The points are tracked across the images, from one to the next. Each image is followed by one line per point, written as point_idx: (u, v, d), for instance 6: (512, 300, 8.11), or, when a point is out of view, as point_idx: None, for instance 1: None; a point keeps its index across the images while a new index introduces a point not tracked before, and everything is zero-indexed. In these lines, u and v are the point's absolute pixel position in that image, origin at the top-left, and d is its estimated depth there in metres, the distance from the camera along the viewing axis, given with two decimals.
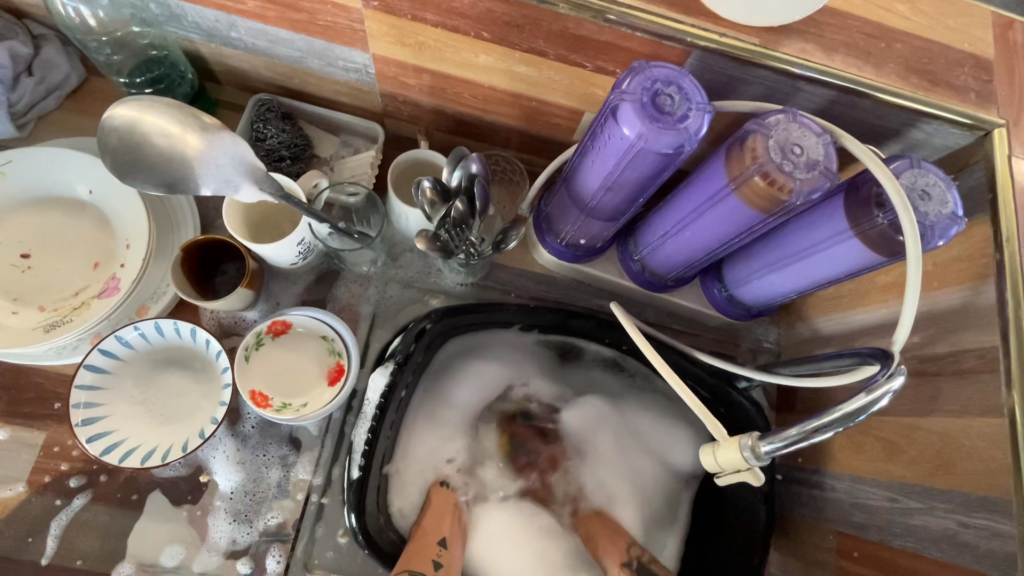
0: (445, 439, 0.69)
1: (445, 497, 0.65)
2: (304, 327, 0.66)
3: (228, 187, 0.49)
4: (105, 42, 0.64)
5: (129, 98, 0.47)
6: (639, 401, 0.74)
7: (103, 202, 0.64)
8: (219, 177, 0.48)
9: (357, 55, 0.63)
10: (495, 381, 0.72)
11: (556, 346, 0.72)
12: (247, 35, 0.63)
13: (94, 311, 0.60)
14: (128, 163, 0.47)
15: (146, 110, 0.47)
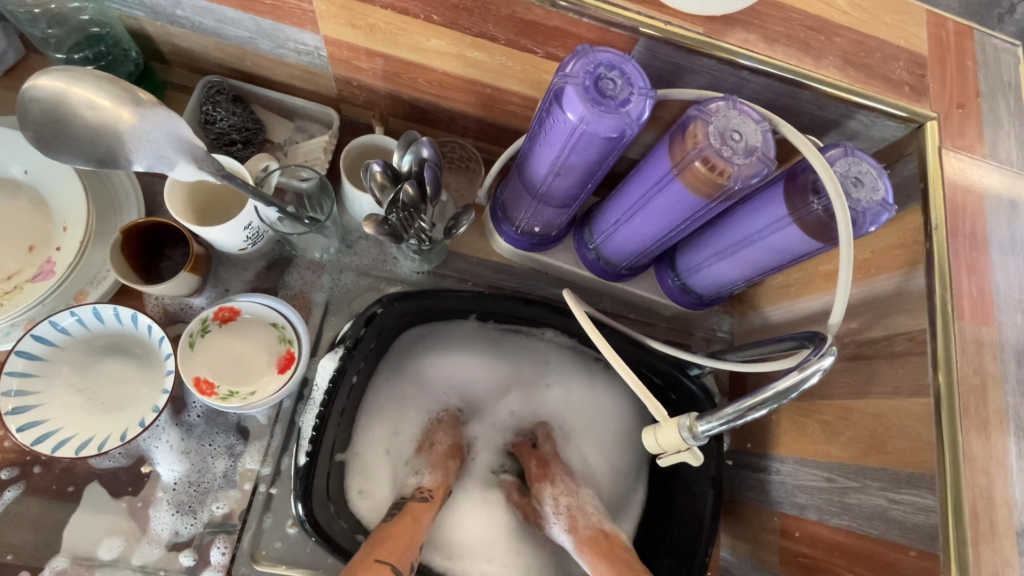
0: (408, 433, 0.70)
1: (441, 494, 0.64)
2: (253, 314, 0.65)
3: (165, 164, 0.48)
4: (38, 15, 0.61)
5: (55, 69, 0.45)
6: (592, 389, 0.75)
7: (39, 183, 0.62)
8: (153, 153, 0.47)
9: (308, 37, 0.62)
10: (458, 371, 0.73)
11: (513, 335, 0.74)
12: (194, 13, 0.61)
13: (27, 295, 0.58)
14: (56, 136, 0.46)
15: (75, 82, 0.46)
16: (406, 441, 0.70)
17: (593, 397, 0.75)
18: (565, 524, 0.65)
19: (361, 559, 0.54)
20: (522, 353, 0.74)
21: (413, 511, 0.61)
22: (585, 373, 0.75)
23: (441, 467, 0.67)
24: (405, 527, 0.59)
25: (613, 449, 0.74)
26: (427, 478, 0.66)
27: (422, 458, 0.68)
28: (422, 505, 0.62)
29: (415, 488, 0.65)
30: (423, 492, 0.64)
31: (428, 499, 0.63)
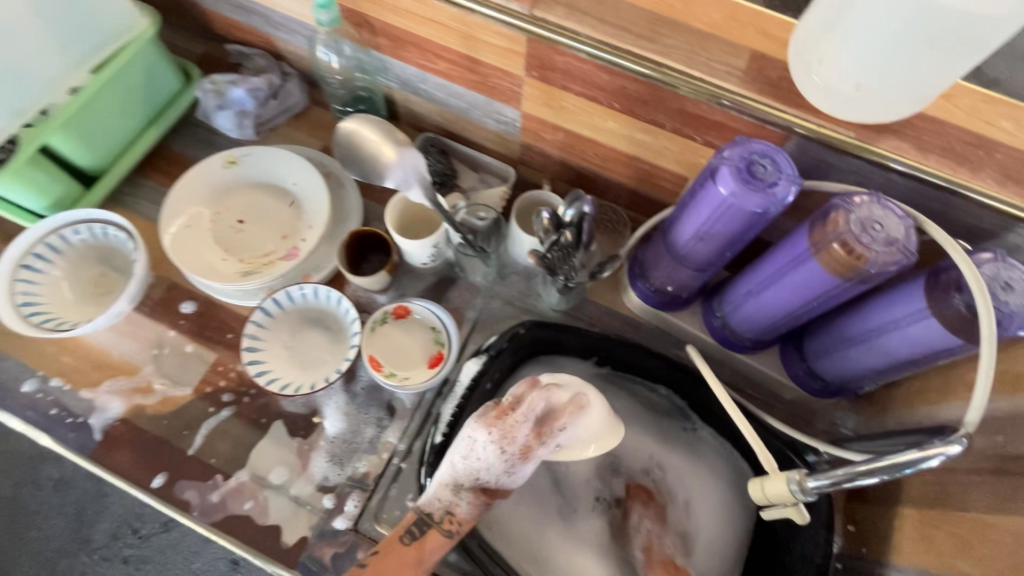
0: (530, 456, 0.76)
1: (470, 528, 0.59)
2: (420, 316, 0.80)
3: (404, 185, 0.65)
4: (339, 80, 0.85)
5: (351, 115, 0.65)
6: (695, 455, 0.77)
7: (301, 192, 0.84)
8: (400, 178, 0.65)
9: (510, 111, 0.79)
10: None
11: (625, 386, 0.80)
12: (432, 87, 0.83)
13: (279, 268, 0.78)
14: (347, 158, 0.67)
15: (360, 125, 0.65)
16: (461, 466, 0.59)
17: (693, 461, 0.77)
18: (640, 542, 0.72)
19: None
20: (629, 401, 0.80)
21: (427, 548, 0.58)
22: (689, 437, 0.78)
23: (478, 508, 0.60)
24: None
25: (713, 523, 0.75)
26: (463, 510, 0.59)
27: (468, 489, 0.59)
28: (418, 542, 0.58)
29: (444, 508, 0.60)
30: (444, 519, 0.59)
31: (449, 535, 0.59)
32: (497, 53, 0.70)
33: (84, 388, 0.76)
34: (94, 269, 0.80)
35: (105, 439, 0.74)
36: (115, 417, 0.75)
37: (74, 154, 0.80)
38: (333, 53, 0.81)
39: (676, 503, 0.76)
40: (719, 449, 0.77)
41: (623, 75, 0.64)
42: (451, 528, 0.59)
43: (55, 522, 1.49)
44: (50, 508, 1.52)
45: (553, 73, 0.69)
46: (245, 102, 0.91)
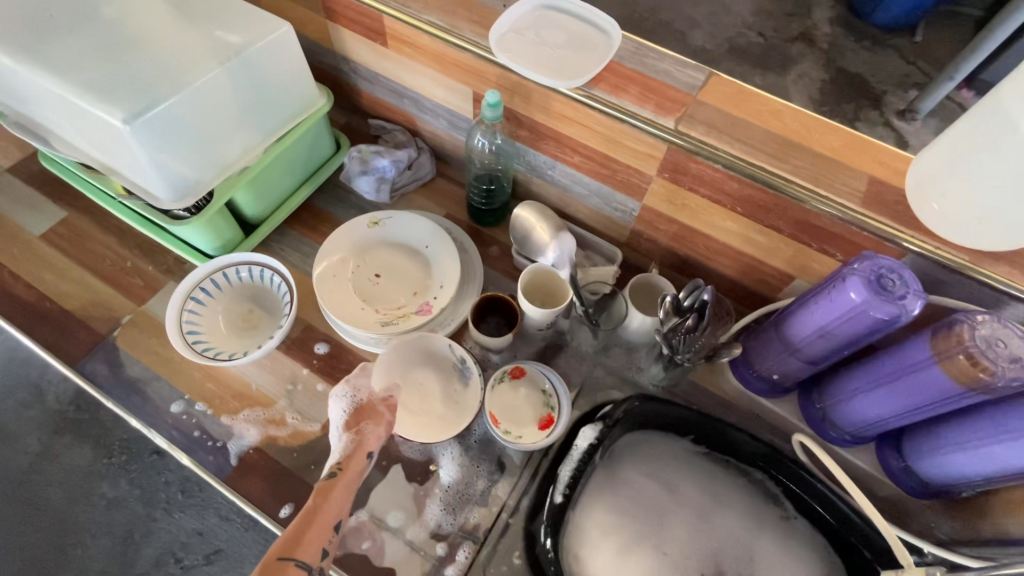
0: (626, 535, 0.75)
1: (355, 466, 0.72)
2: (533, 379, 0.86)
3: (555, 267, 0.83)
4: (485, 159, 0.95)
5: (521, 206, 0.85)
6: (784, 551, 0.77)
7: (432, 254, 0.94)
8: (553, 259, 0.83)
9: (631, 202, 0.89)
10: (663, 480, 0.81)
11: (714, 468, 0.84)
12: (559, 174, 0.93)
13: (413, 322, 0.86)
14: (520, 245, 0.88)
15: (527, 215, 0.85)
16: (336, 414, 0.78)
17: (784, 556, 0.76)
18: None
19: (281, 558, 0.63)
20: (719, 483, 0.82)
21: (322, 491, 0.69)
22: (776, 530, 0.78)
23: (352, 442, 0.74)
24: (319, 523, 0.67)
25: None
26: (342, 454, 0.74)
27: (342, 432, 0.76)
28: (329, 486, 0.70)
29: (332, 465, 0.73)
30: (333, 471, 0.72)
31: (338, 473, 0.71)
32: (635, 154, 0.80)
33: (224, 413, 0.83)
34: (243, 306, 0.90)
35: (240, 465, 0.79)
36: (250, 445, 0.81)
37: (247, 205, 0.91)
38: (487, 141, 0.90)
39: None
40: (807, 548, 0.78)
41: (753, 186, 0.72)
42: (337, 471, 0.72)
43: (103, 541, 1.57)
44: (98, 528, 1.58)
45: (684, 177, 0.78)
46: (386, 169, 1.02)
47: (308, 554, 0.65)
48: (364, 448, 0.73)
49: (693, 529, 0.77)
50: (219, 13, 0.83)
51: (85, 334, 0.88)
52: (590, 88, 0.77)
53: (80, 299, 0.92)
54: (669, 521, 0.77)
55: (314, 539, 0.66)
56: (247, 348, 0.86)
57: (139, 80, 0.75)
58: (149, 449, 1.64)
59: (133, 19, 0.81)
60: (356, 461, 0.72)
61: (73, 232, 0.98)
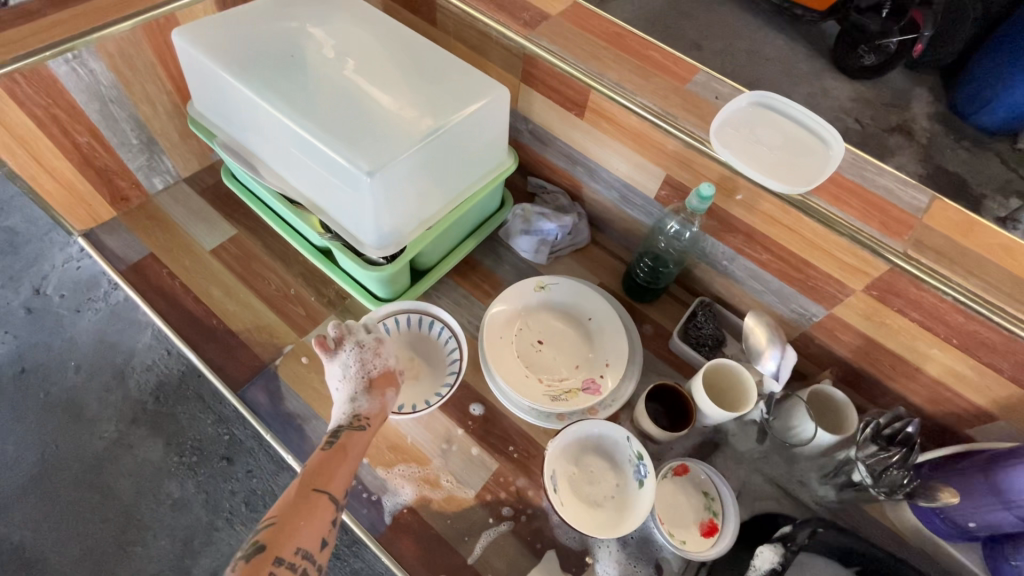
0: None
1: (377, 422, 0.75)
2: (696, 478, 0.82)
3: (771, 377, 0.83)
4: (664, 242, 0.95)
5: (752, 314, 0.86)
6: None
7: (595, 328, 0.92)
8: (770, 370, 0.84)
9: (814, 308, 0.85)
10: None
11: None
12: (735, 266, 0.91)
13: (581, 400, 0.85)
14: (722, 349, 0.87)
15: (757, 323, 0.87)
16: (360, 372, 0.80)
17: None
18: None
19: (273, 539, 0.57)
20: None
21: (350, 440, 0.71)
22: None
23: (377, 400, 0.77)
24: (307, 503, 0.62)
25: None
26: (365, 406, 0.76)
27: (363, 387, 0.78)
28: (332, 450, 0.69)
29: (353, 414, 0.75)
30: (357, 421, 0.74)
31: (363, 430, 0.73)
32: (842, 266, 0.77)
33: (380, 465, 0.81)
34: (404, 355, 0.89)
35: (393, 524, 0.77)
36: (405, 504, 0.79)
37: (424, 254, 0.92)
38: (682, 229, 0.90)
39: None
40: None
41: (985, 323, 0.69)
42: (362, 424, 0.74)
43: (164, 543, 1.38)
44: (162, 527, 1.39)
45: (896, 298, 0.75)
46: (549, 233, 1.02)
47: (308, 541, 0.59)
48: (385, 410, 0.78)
49: None
50: (442, 72, 0.86)
51: (248, 360, 0.89)
52: (807, 196, 0.76)
53: (245, 322, 0.93)
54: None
55: (342, 476, 0.67)
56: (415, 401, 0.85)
57: (370, 132, 0.77)
58: (220, 454, 1.48)
59: (364, 72, 0.85)
60: (375, 419, 0.75)
61: (241, 251, 1.00)
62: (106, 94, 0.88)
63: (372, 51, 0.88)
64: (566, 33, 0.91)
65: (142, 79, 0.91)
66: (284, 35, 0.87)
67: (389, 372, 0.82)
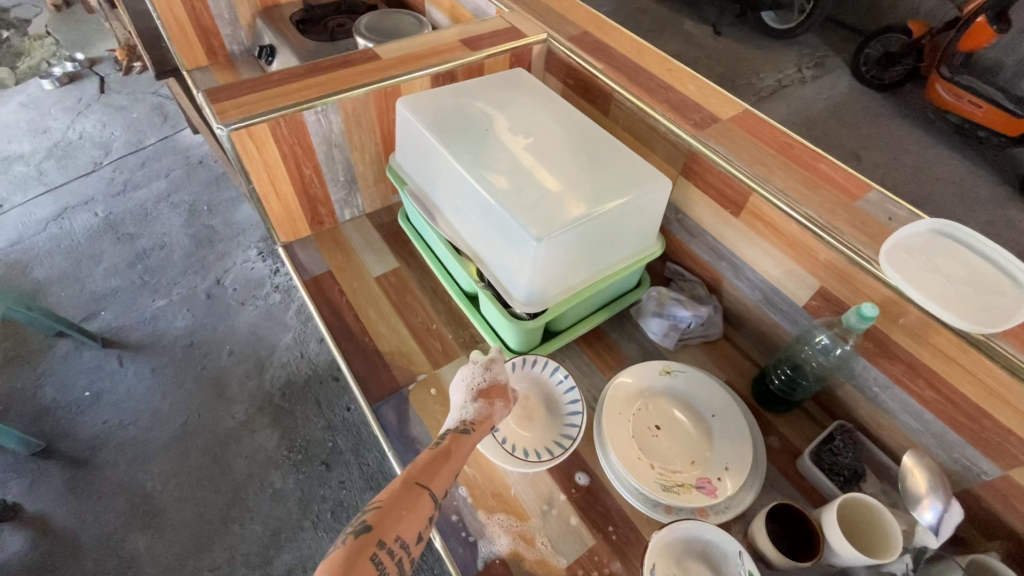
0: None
1: (483, 429, 0.78)
2: None
3: (929, 531, 0.73)
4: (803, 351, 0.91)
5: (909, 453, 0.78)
6: None
7: (717, 427, 0.89)
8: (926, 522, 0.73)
9: (985, 464, 0.75)
10: None
11: None
12: (888, 396, 0.84)
13: (694, 498, 0.81)
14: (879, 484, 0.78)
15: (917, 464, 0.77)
16: (473, 381, 0.84)
17: None
18: None
19: (375, 524, 0.61)
20: None
21: (455, 443, 0.73)
22: None
23: (484, 407, 0.80)
24: (406, 497, 0.65)
25: None
26: (473, 414, 0.79)
27: (473, 397, 0.82)
28: (437, 448, 0.72)
29: (461, 421, 0.78)
30: (463, 426, 0.77)
31: (470, 432, 0.75)
32: None
33: (481, 508, 0.84)
34: (527, 404, 0.93)
35: (484, 571, 0.79)
36: (499, 554, 0.80)
37: (559, 318, 0.98)
38: (833, 344, 0.84)
39: None
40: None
41: None
42: (468, 428, 0.76)
43: (257, 528, 1.52)
44: (259, 511, 1.54)
45: None
46: (682, 319, 1.03)
47: (407, 533, 0.62)
48: (492, 417, 0.80)
49: None
50: (610, 158, 0.95)
51: (385, 379, 0.99)
52: (992, 338, 0.70)
53: (390, 344, 1.04)
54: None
55: (443, 478, 0.70)
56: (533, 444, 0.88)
57: (540, 201, 0.86)
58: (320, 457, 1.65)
59: (542, 148, 0.96)
60: (481, 426, 0.78)
61: (398, 282, 1.14)
62: (335, 139, 1.09)
63: (551, 132, 0.99)
64: (734, 138, 0.96)
65: (362, 131, 1.11)
66: (480, 110, 1.02)
67: (502, 388, 0.85)
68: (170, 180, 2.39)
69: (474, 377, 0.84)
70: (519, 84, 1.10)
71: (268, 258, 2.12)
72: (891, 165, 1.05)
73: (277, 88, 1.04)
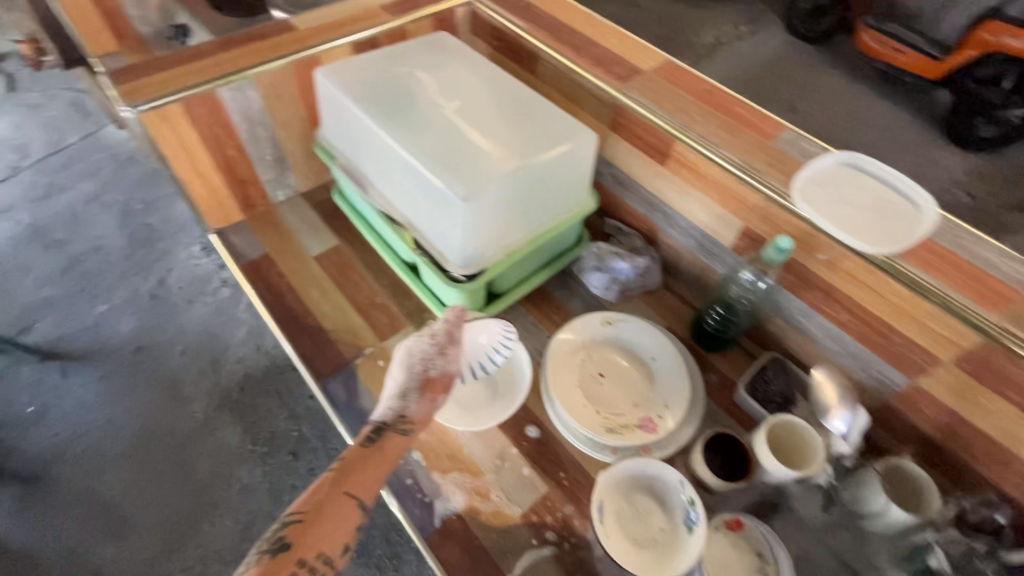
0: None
1: (422, 428, 0.77)
2: (752, 537, 0.79)
3: (839, 437, 0.82)
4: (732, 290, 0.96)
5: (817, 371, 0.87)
6: None
7: (657, 369, 0.93)
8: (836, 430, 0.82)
9: (896, 376, 0.82)
10: None
11: None
12: (811, 323, 0.89)
13: (637, 436, 0.85)
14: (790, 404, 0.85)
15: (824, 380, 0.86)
16: (419, 368, 0.79)
17: None
18: None
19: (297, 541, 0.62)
20: None
21: (388, 443, 0.73)
22: None
23: (425, 405, 0.78)
24: (330, 508, 0.66)
25: None
26: (413, 411, 0.77)
27: (417, 388, 0.78)
28: (369, 451, 0.72)
29: (399, 415, 0.76)
30: (401, 424, 0.75)
31: (405, 433, 0.75)
32: (931, 335, 0.74)
33: (436, 470, 0.86)
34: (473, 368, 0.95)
35: (442, 528, 0.81)
36: (455, 510, 0.82)
37: (499, 279, 0.99)
38: (756, 279, 0.89)
39: None
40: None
41: None
42: (406, 429, 0.75)
43: (228, 524, 1.50)
44: (229, 508, 1.52)
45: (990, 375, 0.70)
46: (621, 272, 1.06)
47: (330, 547, 0.63)
48: (431, 416, 0.78)
49: None
50: (537, 115, 0.95)
51: (333, 357, 0.98)
52: (895, 259, 0.75)
53: (335, 321, 1.03)
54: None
55: (373, 482, 0.70)
56: (467, 397, 0.92)
57: (467, 162, 0.86)
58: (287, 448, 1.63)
59: (468, 111, 0.95)
60: (419, 424, 0.76)
61: (339, 260, 1.12)
62: (256, 117, 1.05)
63: (478, 94, 0.99)
64: (657, 88, 0.97)
65: (285, 107, 1.07)
66: (404, 76, 1.00)
67: (451, 377, 0.80)
68: (97, 179, 2.25)
69: (422, 367, 0.79)
70: (445, 48, 1.08)
71: (212, 253, 2.03)
72: (827, 113, 1.09)
73: (187, 65, 0.99)
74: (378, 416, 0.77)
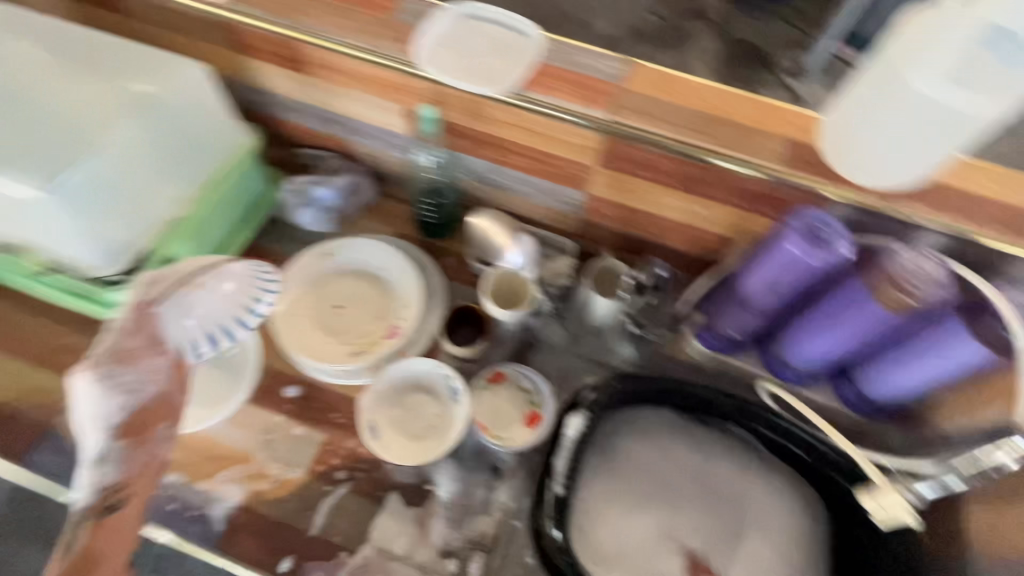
0: (630, 501, 0.84)
1: (146, 481, 0.65)
2: (515, 379, 0.87)
3: (519, 266, 0.90)
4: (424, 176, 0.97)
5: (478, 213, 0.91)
6: (756, 488, 0.86)
7: (390, 276, 0.93)
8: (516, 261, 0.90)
9: (575, 193, 0.92)
10: (648, 458, 0.87)
11: (679, 431, 0.89)
12: (502, 176, 0.95)
13: (385, 347, 0.86)
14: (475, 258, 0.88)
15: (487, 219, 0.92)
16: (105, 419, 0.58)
17: (760, 491, 0.86)
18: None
19: None
20: (699, 437, 0.89)
21: (109, 524, 0.61)
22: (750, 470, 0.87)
23: (131, 455, 0.62)
24: None
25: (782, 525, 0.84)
26: (116, 472, 0.61)
27: (110, 444, 0.59)
28: (86, 554, 0.59)
29: (101, 489, 0.59)
30: (109, 498, 0.60)
31: (121, 506, 0.62)
32: (574, 149, 0.83)
33: (203, 478, 0.79)
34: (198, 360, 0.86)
35: (228, 528, 0.77)
36: (235, 505, 0.78)
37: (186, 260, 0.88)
38: (429, 157, 0.92)
39: (747, 533, 0.84)
40: (792, 487, 0.86)
41: (687, 162, 0.77)
42: (117, 498, 0.61)
43: None
44: None
45: (622, 162, 0.82)
46: (326, 199, 1.00)
47: None
48: (147, 460, 0.64)
49: (683, 497, 0.85)
50: (127, 60, 0.83)
51: (28, 425, 0.83)
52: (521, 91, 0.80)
53: (20, 388, 0.86)
54: (664, 481, 0.86)
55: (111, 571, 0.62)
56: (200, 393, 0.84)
57: (61, 145, 0.76)
58: None
59: (38, 83, 0.80)
60: (138, 482, 0.64)
61: None
62: None
63: (41, 57, 0.82)
64: None
65: None
66: None
67: (151, 406, 0.64)
68: None
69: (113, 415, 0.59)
70: None
71: None
72: None
73: None
74: (81, 502, 0.58)
